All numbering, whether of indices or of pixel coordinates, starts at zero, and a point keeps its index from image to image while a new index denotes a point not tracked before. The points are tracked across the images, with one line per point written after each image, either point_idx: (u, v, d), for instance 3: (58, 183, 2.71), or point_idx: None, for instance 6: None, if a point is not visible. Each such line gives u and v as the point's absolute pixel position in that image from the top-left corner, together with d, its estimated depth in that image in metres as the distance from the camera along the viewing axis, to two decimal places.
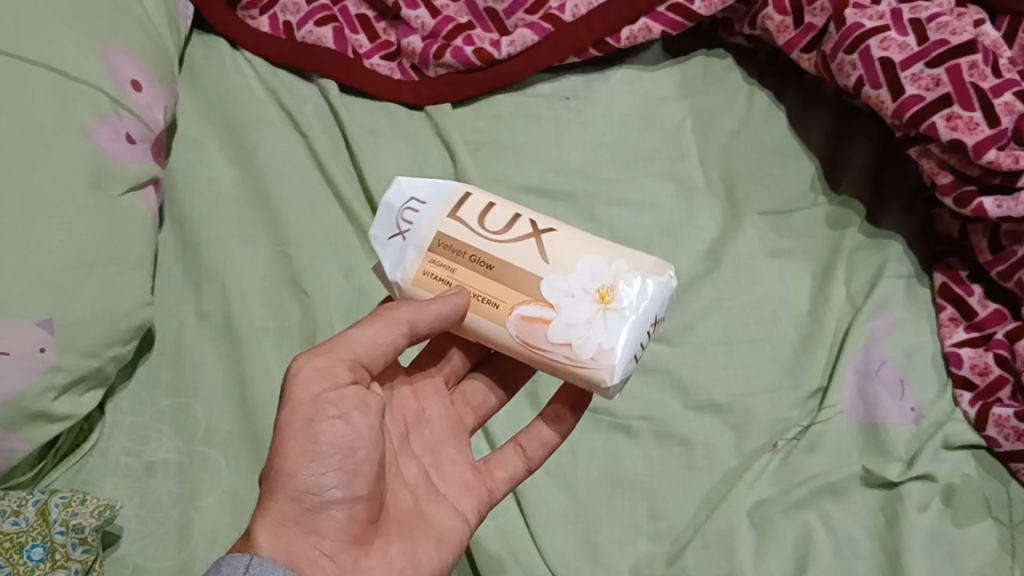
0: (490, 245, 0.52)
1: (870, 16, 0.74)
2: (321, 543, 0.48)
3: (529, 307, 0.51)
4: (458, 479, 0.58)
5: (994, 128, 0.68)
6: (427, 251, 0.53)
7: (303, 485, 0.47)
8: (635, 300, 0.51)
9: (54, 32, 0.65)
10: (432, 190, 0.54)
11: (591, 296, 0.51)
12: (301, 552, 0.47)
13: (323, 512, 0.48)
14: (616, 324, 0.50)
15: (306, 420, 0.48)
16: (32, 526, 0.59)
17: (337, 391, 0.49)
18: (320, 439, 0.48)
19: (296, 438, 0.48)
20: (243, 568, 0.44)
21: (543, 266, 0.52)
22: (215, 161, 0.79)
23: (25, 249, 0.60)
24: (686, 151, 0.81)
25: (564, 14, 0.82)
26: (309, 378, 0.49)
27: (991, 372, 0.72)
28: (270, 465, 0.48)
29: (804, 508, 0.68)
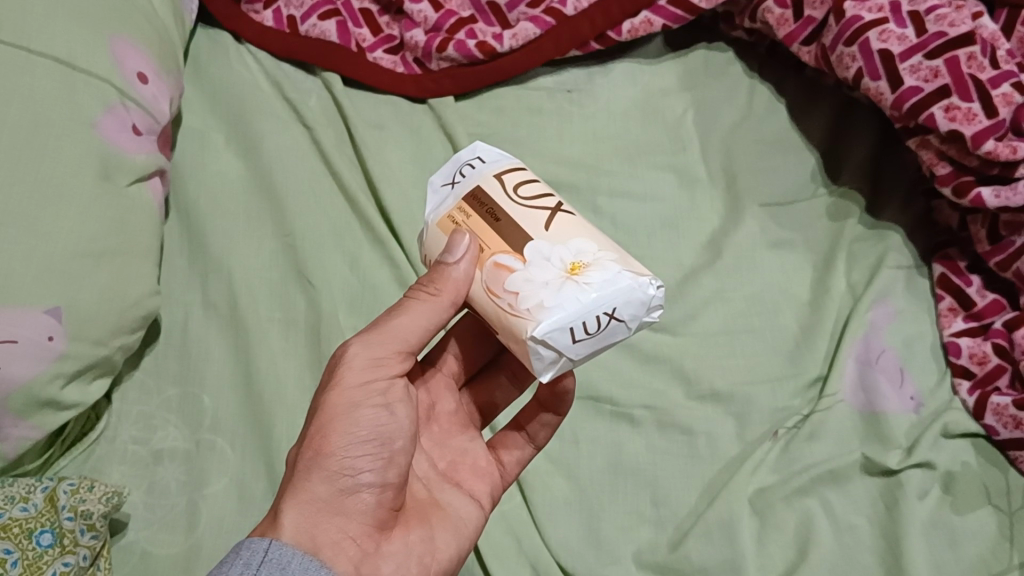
0: (511, 205, 0.51)
1: (870, 7, 0.74)
2: (348, 524, 0.49)
3: (506, 256, 0.50)
4: (473, 470, 0.60)
5: (993, 118, 0.69)
6: (461, 198, 0.53)
7: (342, 465, 0.49)
8: (600, 280, 0.47)
9: (61, 24, 0.66)
10: (498, 157, 0.55)
11: (563, 266, 0.48)
12: (329, 530, 0.48)
13: (354, 494, 0.49)
14: (569, 293, 0.47)
15: (351, 403, 0.50)
16: (40, 513, 0.60)
17: (386, 382, 0.52)
18: (363, 423, 0.50)
19: (340, 419, 0.50)
20: (263, 550, 0.45)
21: (541, 231, 0.50)
22: (220, 153, 0.80)
23: (34, 238, 0.60)
24: (687, 143, 0.82)
25: (566, 8, 0.83)
26: (358, 362, 0.51)
27: (989, 361, 0.73)
28: (307, 444, 0.49)
29: (805, 495, 0.69)
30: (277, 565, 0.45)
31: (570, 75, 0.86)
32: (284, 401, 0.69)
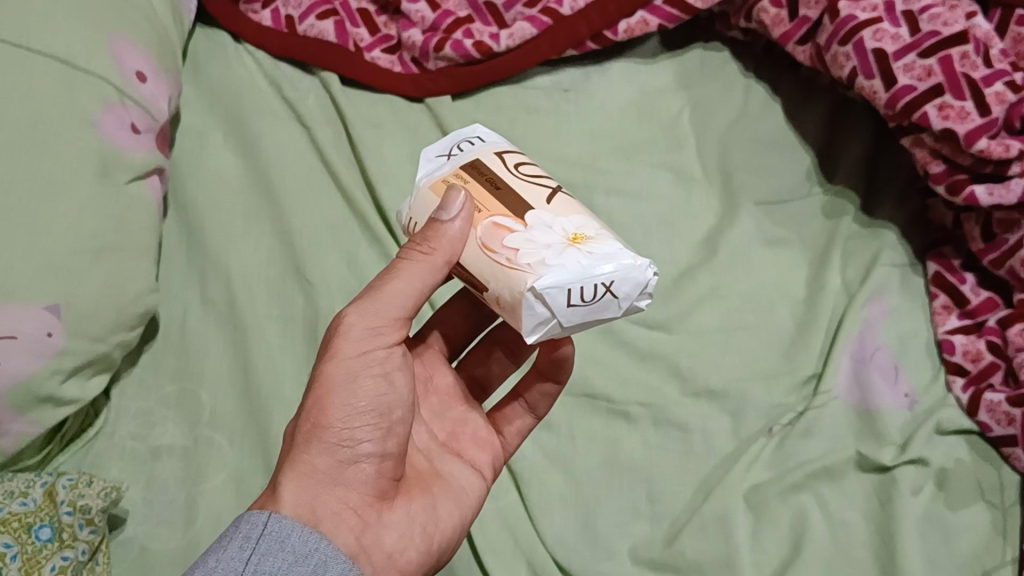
0: (511, 178, 0.52)
1: (864, 7, 0.75)
2: (350, 494, 0.50)
3: (505, 218, 0.50)
4: (473, 441, 0.61)
5: (986, 117, 0.70)
6: (458, 165, 0.53)
7: (340, 437, 0.49)
8: (602, 253, 0.48)
9: (61, 22, 0.66)
10: (495, 139, 0.56)
11: (566, 235, 0.49)
12: (330, 502, 0.49)
13: (354, 465, 0.50)
14: (573, 257, 0.47)
15: (349, 374, 0.50)
16: (39, 507, 0.60)
17: (384, 350, 0.52)
18: (361, 394, 0.50)
19: (339, 390, 0.50)
20: (262, 524, 0.46)
21: (543, 203, 0.51)
22: (218, 151, 0.80)
23: (33, 236, 0.61)
24: (682, 142, 0.83)
25: (563, 7, 0.83)
26: (354, 331, 0.51)
27: (983, 358, 0.74)
28: (305, 417, 0.50)
29: (800, 491, 0.69)
30: (275, 538, 0.46)
31: (567, 75, 0.86)
32: (282, 397, 0.69)
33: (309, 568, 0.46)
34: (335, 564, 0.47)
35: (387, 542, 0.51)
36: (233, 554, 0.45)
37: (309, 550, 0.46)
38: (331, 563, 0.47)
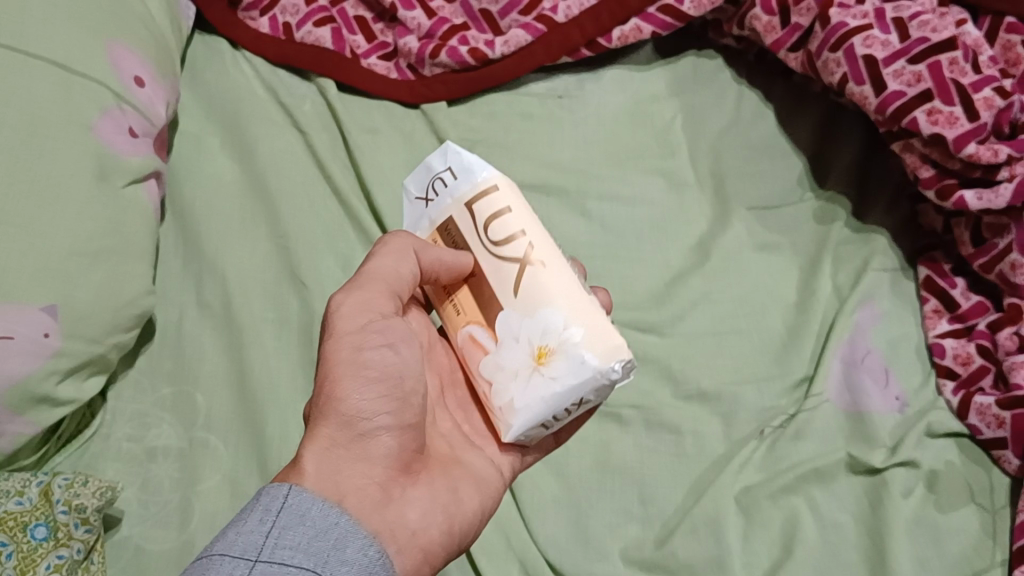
0: (483, 253, 0.53)
1: (854, 15, 0.76)
2: (371, 467, 0.50)
3: (479, 331, 0.54)
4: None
5: (974, 122, 0.70)
6: (435, 227, 0.56)
7: (355, 409, 0.50)
8: (564, 376, 0.49)
9: (61, 28, 0.68)
10: (466, 167, 0.54)
11: (532, 350, 0.50)
12: (354, 476, 0.49)
13: (373, 437, 0.50)
14: (538, 388, 0.50)
15: (353, 348, 0.51)
16: (35, 506, 0.61)
17: (382, 322, 0.52)
18: (370, 364, 0.51)
19: (345, 364, 0.50)
20: (283, 497, 0.45)
21: (511, 299, 0.52)
22: (215, 157, 0.81)
23: (31, 238, 0.61)
24: (675, 148, 0.84)
25: (557, 14, 0.84)
26: (350, 309, 0.52)
27: (973, 361, 0.74)
28: (319, 394, 0.51)
29: (791, 493, 0.70)
30: (295, 512, 0.44)
31: (561, 81, 0.87)
32: (276, 400, 0.70)
33: (330, 542, 0.44)
34: (357, 540, 0.45)
35: (411, 519, 0.50)
36: (254, 526, 0.43)
37: (329, 522, 0.44)
38: (352, 538, 0.44)
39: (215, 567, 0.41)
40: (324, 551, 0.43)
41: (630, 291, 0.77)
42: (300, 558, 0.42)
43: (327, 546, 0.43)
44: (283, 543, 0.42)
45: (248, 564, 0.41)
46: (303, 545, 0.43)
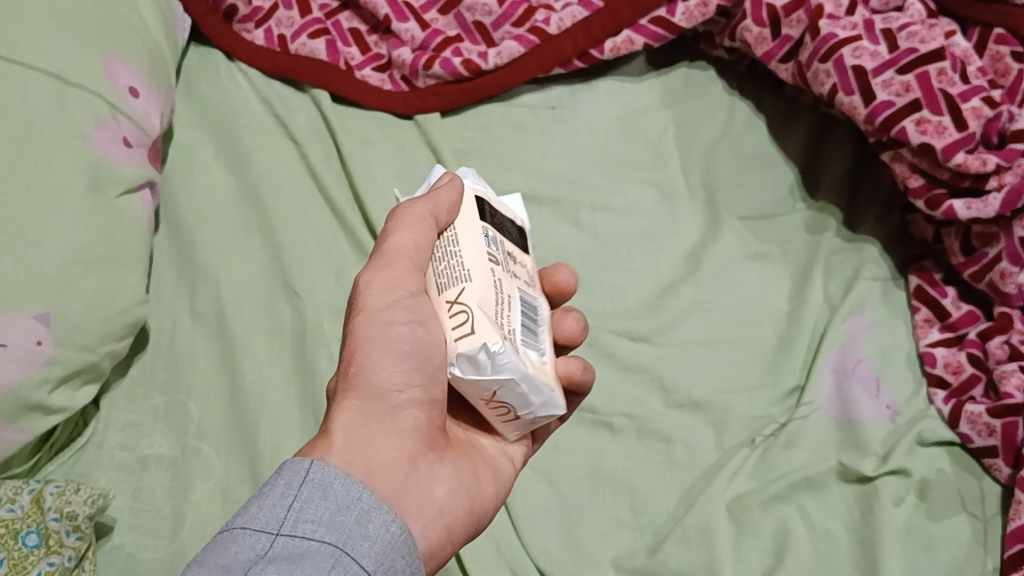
0: None
1: (844, 26, 0.76)
2: (400, 442, 0.48)
3: None
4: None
5: (962, 131, 0.71)
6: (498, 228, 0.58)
7: (386, 381, 0.48)
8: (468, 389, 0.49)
9: (55, 39, 0.68)
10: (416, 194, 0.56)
11: None
12: (384, 449, 0.47)
13: (403, 411, 0.49)
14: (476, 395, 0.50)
15: (383, 324, 0.49)
16: (26, 513, 0.61)
17: (412, 298, 0.49)
18: (400, 338, 0.48)
19: (376, 338, 0.49)
20: (304, 471, 0.43)
21: None
22: (210, 167, 0.81)
23: (24, 246, 0.62)
24: (667, 159, 0.84)
25: (549, 26, 0.85)
26: (380, 286, 0.49)
27: (964, 370, 0.75)
28: (347, 368, 0.49)
29: (782, 501, 0.70)
30: (318, 486, 0.43)
31: (554, 93, 0.87)
32: (268, 409, 0.70)
33: (353, 517, 0.42)
34: (380, 515, 0.43)
35: (438, 495, 0.49)
36: (275, 500, 0.42)
37: (352, 499, 0.43)
38: (376, 513, 0.43)
39: (236, 543, 0.40)
40: (346, 526, 0.42)
41: (622, 301, 0.77)
42: (323, 532, 0.41)
43: (350, 520, 0.42)
44: (306, 518, 0.41)
45: (270, 538, 0.40)
46: (326, 519, 0.41)
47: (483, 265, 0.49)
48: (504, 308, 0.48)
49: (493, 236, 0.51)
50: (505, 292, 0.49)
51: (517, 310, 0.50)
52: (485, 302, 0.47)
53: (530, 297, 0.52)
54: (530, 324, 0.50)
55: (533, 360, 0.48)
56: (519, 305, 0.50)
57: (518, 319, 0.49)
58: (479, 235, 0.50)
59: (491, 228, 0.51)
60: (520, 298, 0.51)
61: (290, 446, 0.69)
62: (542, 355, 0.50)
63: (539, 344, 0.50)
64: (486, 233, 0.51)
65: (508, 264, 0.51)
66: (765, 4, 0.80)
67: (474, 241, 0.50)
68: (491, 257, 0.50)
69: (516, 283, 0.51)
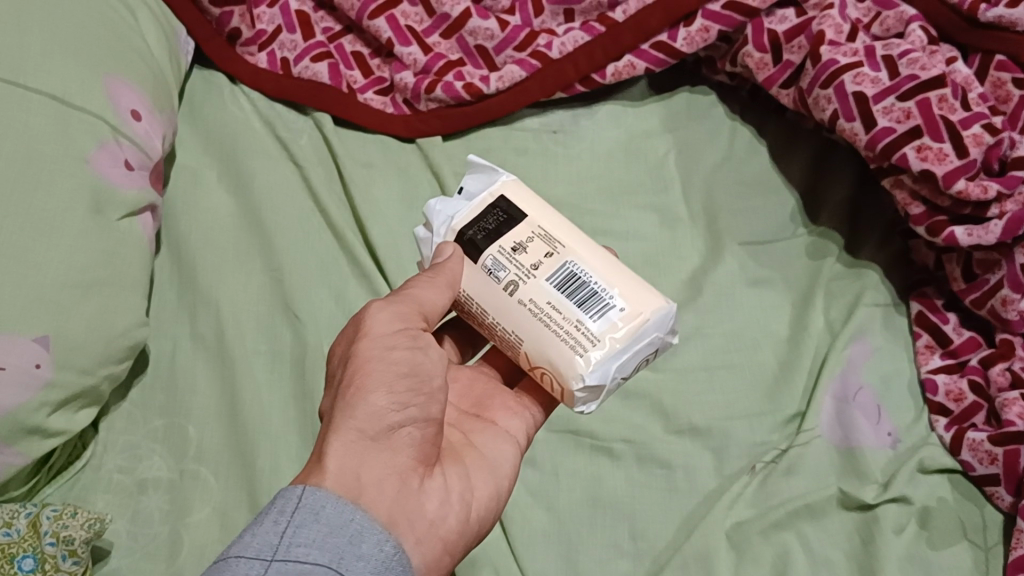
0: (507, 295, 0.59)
1: (845, 52, 0.76)
2: (393, 458, 0.48)
3: None
4: (504, 408, 0.60)
5: (964, 158, 0.71)
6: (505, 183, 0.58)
7: (384, 401, 0.48)
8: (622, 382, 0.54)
9: (59, 63, 0.68)
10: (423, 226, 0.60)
11: None
12: (375, 469, 0.47)
13: (398, 429, 0.49)
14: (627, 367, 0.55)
15: (384, 348, 0.50)
16: (22, 538, 0.61)
17: (410, 331, 0.52)
18: (403, 361, 0.50)
19: (378, 362, 0.49)
20: (296, 497, 0.43)
21: None
22: (212, 189, 0.82)
23: (25, 269, 0.62)
24: (668, 183, 0.84)
25: (551, 51, 0.85)
26: (387, 316, 0.51)
27: (965, 398, 0.74)
28: (346, 388, 0.49)
29: (782, 529, 0.70)
30: (309, 510, 0.43)
31: (555, 117, 0.88)
32: (268, 433, 0.70)
33: (346, 538, 0.42)
34: (373, 535, 0.43)
35: (430, 509, 0.49)
36: (268, 527, 0.42)
37: (344, 520, 0.43)
38: (367, 534, 0.43)
39: (231, 569, 0.40)
40: (339, 547, 0.42)
41: None
42: (316, 554, 0.41)
43: (342, 542, 0.42)
44: (297, 542, 0.41)
45: (264, 565, 0.40)
46: (319, 542, 0.41)
47: (514, 307, 0.53)
48: (552, 318, 0.52)
49: (494, 262, 0.54)
50: (543, 301, 0.52)
51: (564, 298, 0.52)
52: (540, 339, 0.52)
53: (565, 253, 0.54)
54: (585, 288, 0.52)
55: (607, 323, 0.51)
56: (561, 289, 0.52)
57: (571, 305, 0.52)
58: (488, 283, 0.54)
59: (486, 256, 0.54)
60: (555, 275, 0.53)
61: (288, 470, 0.69)
62: (615, 295, 0.52)
63: (605, 290, 0.52)
64: (489, 273, 0.54)
65: (523, 260, 0.53)
66: (767, 30, 0.81)
67: (491, 293, 0.54)
68: (511, 289, 0.53)
69: (544, 262, 0.53)
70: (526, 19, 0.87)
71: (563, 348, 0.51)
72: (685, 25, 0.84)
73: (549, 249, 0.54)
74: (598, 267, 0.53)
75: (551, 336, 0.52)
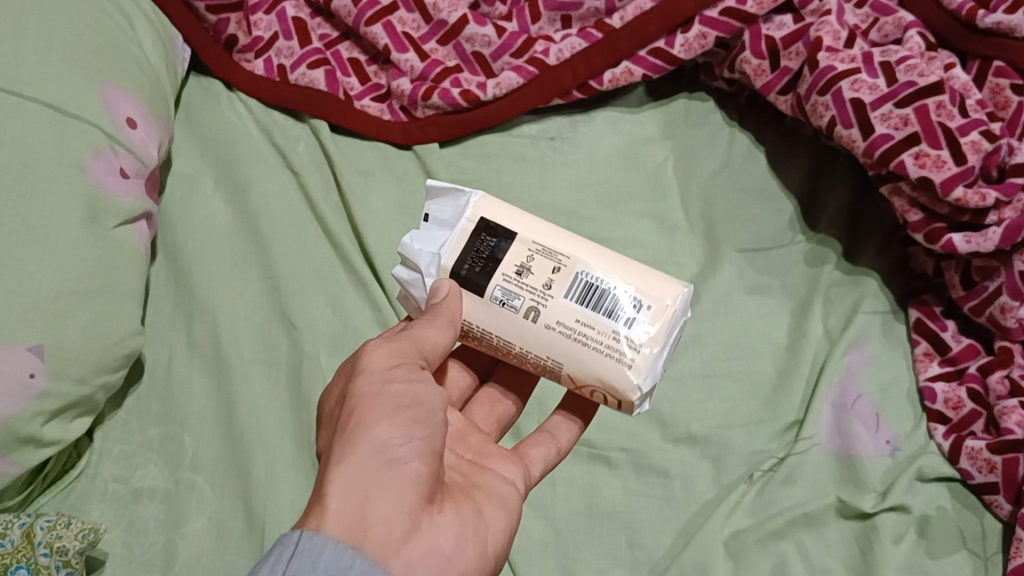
0: None
1: (842, 58, 0.76)
2: (402, 494, 0.46)
3: None
4: (498, 456, 0.57)
5: (961, 166, 0.71)
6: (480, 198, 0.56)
7: (386, 435, 0.47)
8: None
9: (54, 71, 0.68)
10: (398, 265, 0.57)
11: None
12: (382, 504, 0.45)
13: (404, 463, 0.47)
14: None
15: (381, 382, 0.49)
16: (17, 548, 0.61)
17: (408, 366, 0.50)
18: (400, 395, 0.48)
19: (374, 396, 0.48)
20: (294, 543, 0.42)
21: None
22: (208, 197, 0.81)
23: (20, 277, 0.62)
24: (666, 190, 0.84)
25: (548, 57, 0.85)
26: (383, 353, 0.50)
27: (964, 406, 0.74)
28: (346, 426, 0.48)
29: (780, 538, 0.69)
30: (307, 558, 0.42)
31: (553, 123, 0.87)
32: (264, 442, 0.70)
33: None
34: None
35: (444, 546, 0.47)
36: None
37: (342, 567, 0.42)
38: None
39: None
40: None
41: None
42: None
43: None
44: None
45: None
46: None
47: (542, 335, 0.52)
48: (587, 336, 0.52)
49: (504, 292, 0.52)
50: (572, 322, 0.52)
51: (591, 313, 0.52)
52: (580, 359, 0.52)
53: (572, 263, 0.53)
54: (606, 296, 0.52)
55: (641, 327, 0.51)
56: (583, 303, 0.52)
57: (601, 318, 0.52)
58: (506, 316, 0.53)
59: (492, 288, 0.53)
60: (572, 291, 0.52)
61: (284, 480, 0.69)
62: (637, 295, 0.52)
63: (625, 292, 0.52)
64: (502, 304, 0.53)
65: (533, 284, 0.52)
66: (765, 36, 0.81)
67: (510, 324, 0.53)
68: (533, 316, 0.52)
69: (555, 280, 0.52)
70: (523, 26, 0.87)
71: (608, 364, 0.51)
72: (683, 31, 0.84)
73: (554, 264, 0.53)
74: (608, 268, 0.53)
75: (591, 355, 0.52)
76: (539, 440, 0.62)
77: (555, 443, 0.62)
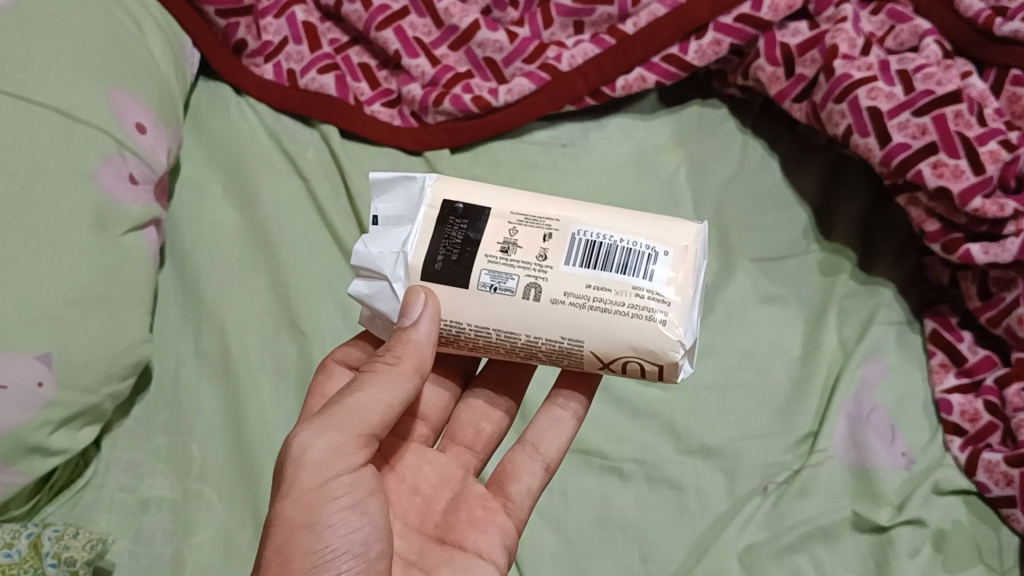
0: None
1: (859, 66, 0.76)
2: None
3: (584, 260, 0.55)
4: (471, 522, 0.58)
5: (980, 175, 0.70)
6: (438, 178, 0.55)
7: None
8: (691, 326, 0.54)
9: (62, 76, 0.67)
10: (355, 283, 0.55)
11: None
12: None
13: None
14: None
15: (311, 506, 0.48)
16: (24, 559, 0.60)
17: (344, 475, 0.49)
18: (329, 533, 0.48)
19: (302, 532, 0.47)
20: None
21: None
22: (216, 204, 0.81)
23: (27, 285, 0.60)
24: (679, 199, 0.83)
25: (561, 63, 0.84)
26: (320, 453, 0.48)
27: (981, 418, 0.73)
28: (271, 560, 0.47)
29: (794, 552, 0.69)
30: None
31: (565, 130, 0.87)
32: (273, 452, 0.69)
33: None
34: None
35: None
36: None
37: None
38: None
39: None
40: None
41: None
42: None
43: None
44: None
45: None
46: None
47: (550, 311, 0.51)
48: (604, 299, 0.50)
49: (493, 276, 0.51)
50: (583, 287, 0.50)
51: (603, 273, 0.51)
52: (601, 328, 0.50)
53: (565, 226, 0.52)
54: (615, 252, 0.51)
55: (662, 276, 0.51)
56: (590, 265, 0.51)
57: (614, 277, 0.51)
58: (505, 301, 0.51)
59: (479, 273, 0.51)
60: (573, 256, 0.51)
61: None
62: (650, 245, 0.51)
63: (634, 244, 0.51)
64: (494, 288, 0.51)
65: (525, 258, 0.51)
66: (779, 44, 0.80)
67: (512, 309, 0.51)
68: (534, 293, 0.51)
69: (550, 247, 0.51)
70: (535, 31, 0.86)
71: (637, 324, 0.50)
72: (696, 38, 0.83)
73: (544, 232, 0.52)
74: (604, 225, 0.52)
75: (613, 318, 0.50)
76: (522, 462, 0.61)
77: (540, 458, 0.61)
